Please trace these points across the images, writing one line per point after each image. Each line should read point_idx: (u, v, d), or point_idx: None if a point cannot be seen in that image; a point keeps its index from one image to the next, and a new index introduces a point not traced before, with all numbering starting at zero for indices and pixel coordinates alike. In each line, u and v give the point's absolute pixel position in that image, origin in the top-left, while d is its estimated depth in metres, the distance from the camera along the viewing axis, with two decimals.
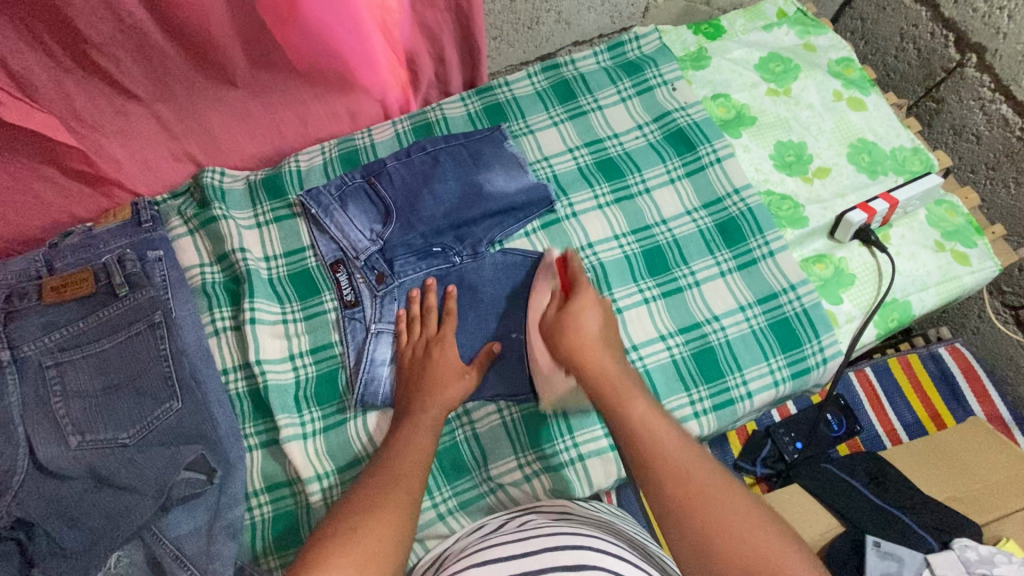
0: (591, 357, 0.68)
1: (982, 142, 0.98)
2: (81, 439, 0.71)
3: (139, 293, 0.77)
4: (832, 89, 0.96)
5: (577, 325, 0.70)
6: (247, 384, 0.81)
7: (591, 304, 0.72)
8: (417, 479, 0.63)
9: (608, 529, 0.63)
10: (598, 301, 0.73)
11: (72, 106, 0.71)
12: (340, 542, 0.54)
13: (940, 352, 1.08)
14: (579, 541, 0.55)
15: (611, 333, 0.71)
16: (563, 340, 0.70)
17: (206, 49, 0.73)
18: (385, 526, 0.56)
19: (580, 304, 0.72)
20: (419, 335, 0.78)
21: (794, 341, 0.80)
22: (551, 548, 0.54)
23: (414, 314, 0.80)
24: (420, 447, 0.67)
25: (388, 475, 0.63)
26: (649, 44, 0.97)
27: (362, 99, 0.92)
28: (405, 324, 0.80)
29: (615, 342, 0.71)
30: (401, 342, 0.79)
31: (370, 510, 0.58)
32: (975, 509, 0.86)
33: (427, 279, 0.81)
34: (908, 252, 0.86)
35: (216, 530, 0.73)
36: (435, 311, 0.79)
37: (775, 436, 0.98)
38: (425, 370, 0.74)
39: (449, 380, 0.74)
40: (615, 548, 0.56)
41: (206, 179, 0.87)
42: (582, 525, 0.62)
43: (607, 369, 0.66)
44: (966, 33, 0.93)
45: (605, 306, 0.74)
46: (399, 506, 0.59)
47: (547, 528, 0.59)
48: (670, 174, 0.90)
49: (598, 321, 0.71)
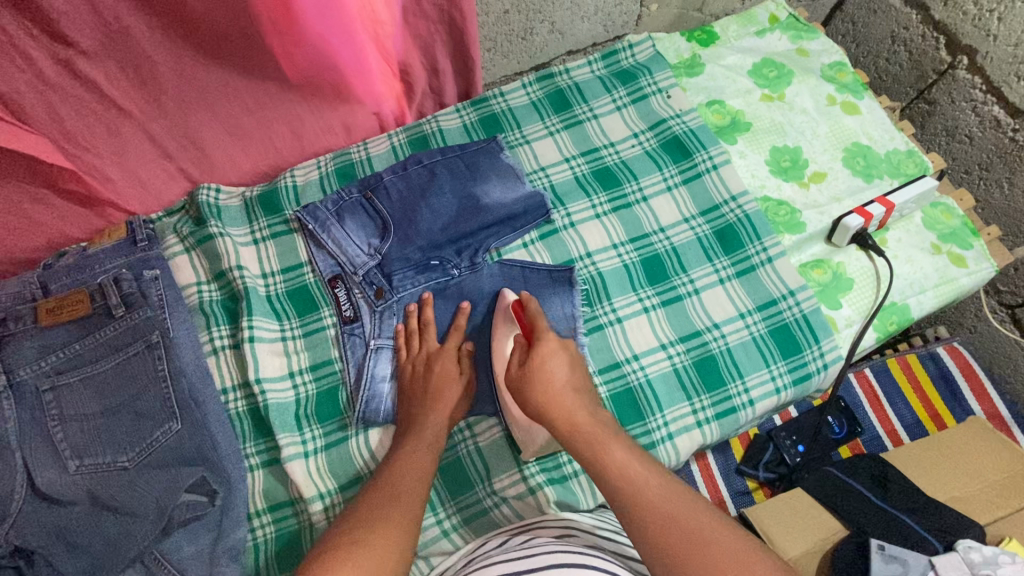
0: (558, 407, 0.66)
1: (975, 143, 0.98)
2: (79, 463, 0.70)
3: (136, 313, 0.77)
4: (826, 93, 0.96)
5: (542, 377, 0.67)
6: (248, 403, 0.80)
7: (555, 351, 0.69)
8: (416, 498, 0.63)
9: (606, 550, 0.64)
10: (561, 343, 0.70)
11: (62, 125, 0.70)
12: (340, 557, 0.54)
13: (939, 352, 1.08)
14: (574, 561, 0.56)
15: (580, 377, 0.69)
16: (531, 398, 0.67)
17: (198, 64, 0.72)
18: (387, 544, 0.56)
19: (541, 354, 0.68)
20: (418, 350, 0.78)
21: (795, 348, 0.80)
22: (552, 566, 0.55)
23: (412, 329, 0.80)
24: (421, 467, 0.66)
25: (385, 492, 0.62)
26: (642, 51, 0.98)
27: (357, 112, 0.91)
28: (404, 339, 0.80)
29: (586, 388, 0.68)
30: (400, 358, 0.79)
31: (372, 528, 0.57)
32: (980, 509, 0.86)
33: (422, 293, 0.81)
34: (905, 255, 0.87)
35: (219, 552, 0.73)
36: (434, 325, 0.80)
37: (777, 441, 0.99)
38: (425, 385, 0.75)
39: (445, 399, 0.74)
40: (609, 567, 0.57)
41: (201, 196, 0.87)
42: (582, 545, 0.62)
43: (580, 425, 0.65)
44: (957, 36, 0.93)
45: (569, 347, 0.71)
46: (400, 525, 0.59)
47: (546, 547, 0.59)
48: (668, 182, 0.90)
49: (565, 368, 0.69)
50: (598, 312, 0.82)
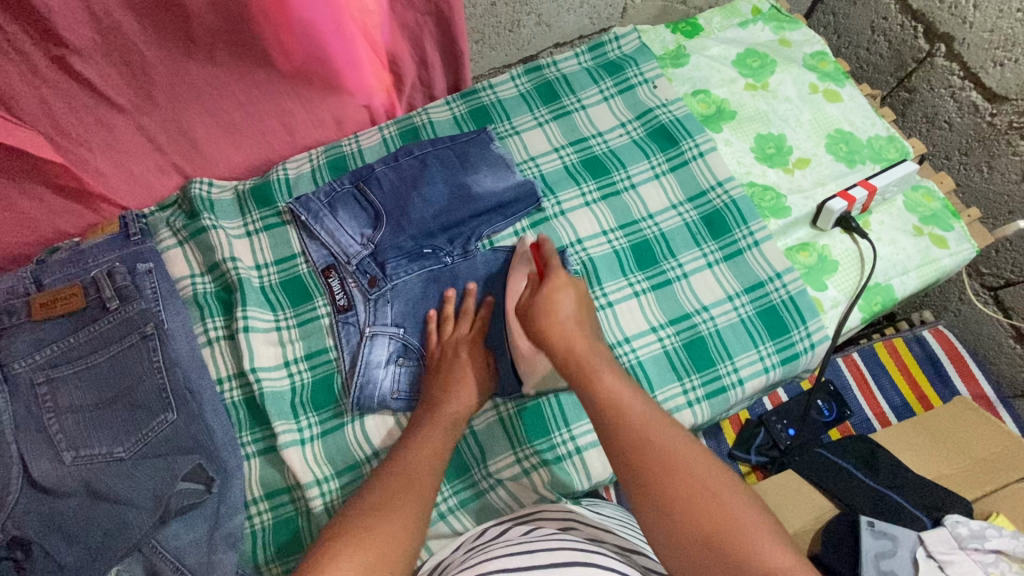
0: (558, 333, 0.67)
1: (954, 129, 1.01)
2: (74, 455, 0.70)
3: (131, 306, 0.77)
4: (808, 82, 0.98)
5: (549, 306, 0.68)
6: (243, 392, 0.81)
7: (564, 286, 0.70)
8: (428, 485, 0.62)
9: (611, 544, 0.63)
10: (572, 281, 0.71)
11: (55, 119, 0.70)
12: (352, 543, 0.53)
13: (925, 335, 1.10)
14: (579, 558, 0.55)
15: (587, 318, 0.69)
16: (534, 324, 0.68)
17: (187, 58, 0.73)
18: (399, 527, 0.56)
19: (552, 286, 0.70)
20: (450, 336, 0.78)
21: (782, 329, 0.81)
22: (556, 564, 0.54)
23: (448, 314, 0.80)
24: (433, 454, 0.66)
25: (401, 477, 0.61)
26: (629, 43, 0.99)
27: (347, 105, 0.92)
28: (437, 324, 0.80)
29: (592, 326, 0.69)
30: (431, 340, 0.78)
31: (386, 514, 0.56)
32: (965, 485, 0.88)
33: (468, 284, 0.81)
34: (888, 237, 0.89)
35: (218, 539, 0.74)
36: (472, 313, 0.79)
37: (768, 425, 1.00)
38: (453, 370, 0.74)
39: (471, 385, 0.74)
40: (614, 564, 0.56)
41: (193, 190, 0.87)
42: (588, 540, 0.61)
43: (577, 350, 0.65)
44: (934, 24, 0.95)
45: (580, 288, 0.71)
46: (411, 513, 0.58)
47: (551, 542, 0.59)
48: (655, 170, 0.91)
49: (573, 302, 0.69)
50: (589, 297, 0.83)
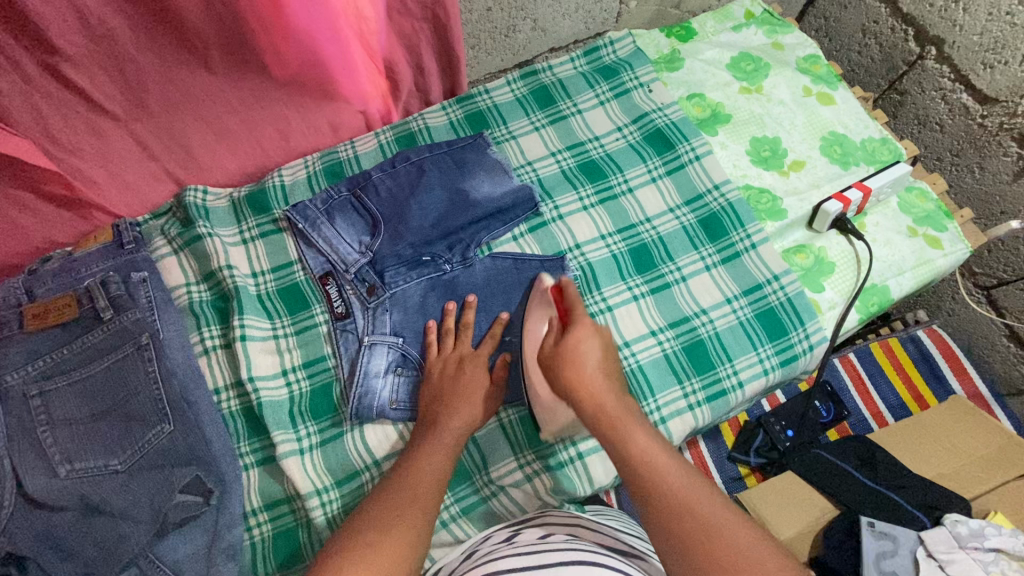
0: (585, 386, 0.65)
1: (946, 131, 1.02)
2: (69, 468, 0.68)
3: (125, 316, 0.76)
4: (802, 85, 0.99)
5: (574, 359, 0.66)
6: (241, 402, 0.80)
7: (588, 336, 0.67)
8: (432, 499, 0.62)
9: (616, 549, 0.63)
10: (597, 328, 0.68)
11: (46, 127, 0.69)
12: (352, 561, 0.52)
13: (919, 335, 1.11)
14: (581, 557, 0.55)
15: (613, 366, 0.67)
16: (559, 375, 0.66)
17: (180, 63, 0.72)
18: (399, 541, 0.55)
19: (575, 336, 0.67)
20: (451, 351, 0.77)
21: (781, 331, 0.82)
22: (559, 563, 0.54)
23: (448, 328, 0.79)
24: (435, 469, 0.65)
25: (403, 493, 0.61)
26: (623, 48, 1.00)
27: (343, 111, 0.92)
28: (437, 337, 0.79)
29: (618, 374, 0.67)
30: (432, 355, 0.78)
31: (390, 528, 0.56)
32: (960, 484, 0.89)
33: (467, 296, 0.81)
34: (883, 238, 0.89)
35: (216, 553, 0.73)
36: (471, 329, 0.79)
37: (766, 427, 1.00)
38: (452, 387, 0.74)
39: (474, 403, 0.73)
40: (617, 566, 0.56)
41: (188, 198, 0.86)
42: (590, 543, 0.62)
43: (607, 408, 0.63)
44: (924, 27, 0.97)
45: (605, 334, 0.69)
46: (416, 527, 0.57)
47: (555, 545, 0.59)
48: (651, 173, 0.92)
49: (599, 353, 0.67)
50: (588, 302, 0.83)
